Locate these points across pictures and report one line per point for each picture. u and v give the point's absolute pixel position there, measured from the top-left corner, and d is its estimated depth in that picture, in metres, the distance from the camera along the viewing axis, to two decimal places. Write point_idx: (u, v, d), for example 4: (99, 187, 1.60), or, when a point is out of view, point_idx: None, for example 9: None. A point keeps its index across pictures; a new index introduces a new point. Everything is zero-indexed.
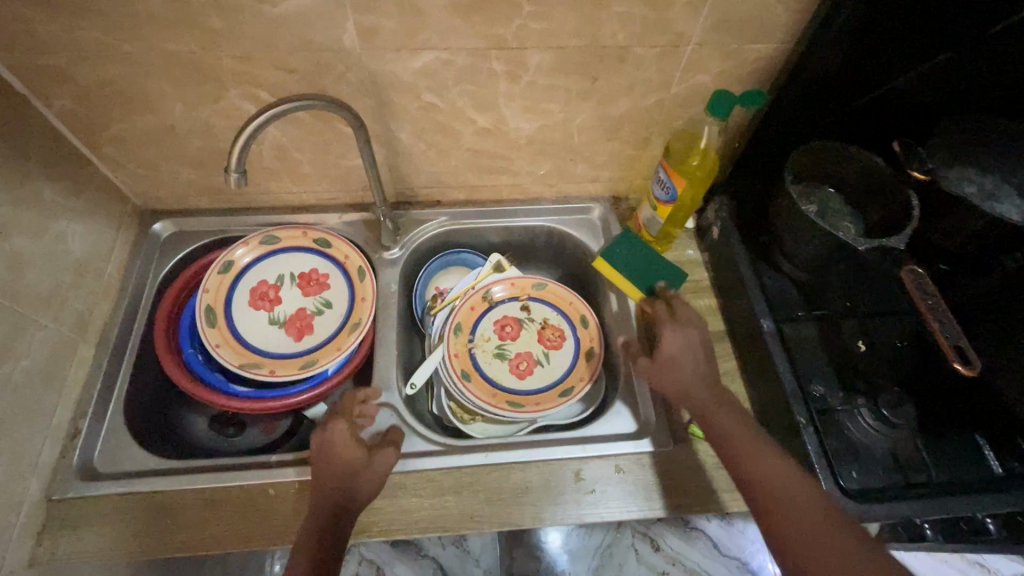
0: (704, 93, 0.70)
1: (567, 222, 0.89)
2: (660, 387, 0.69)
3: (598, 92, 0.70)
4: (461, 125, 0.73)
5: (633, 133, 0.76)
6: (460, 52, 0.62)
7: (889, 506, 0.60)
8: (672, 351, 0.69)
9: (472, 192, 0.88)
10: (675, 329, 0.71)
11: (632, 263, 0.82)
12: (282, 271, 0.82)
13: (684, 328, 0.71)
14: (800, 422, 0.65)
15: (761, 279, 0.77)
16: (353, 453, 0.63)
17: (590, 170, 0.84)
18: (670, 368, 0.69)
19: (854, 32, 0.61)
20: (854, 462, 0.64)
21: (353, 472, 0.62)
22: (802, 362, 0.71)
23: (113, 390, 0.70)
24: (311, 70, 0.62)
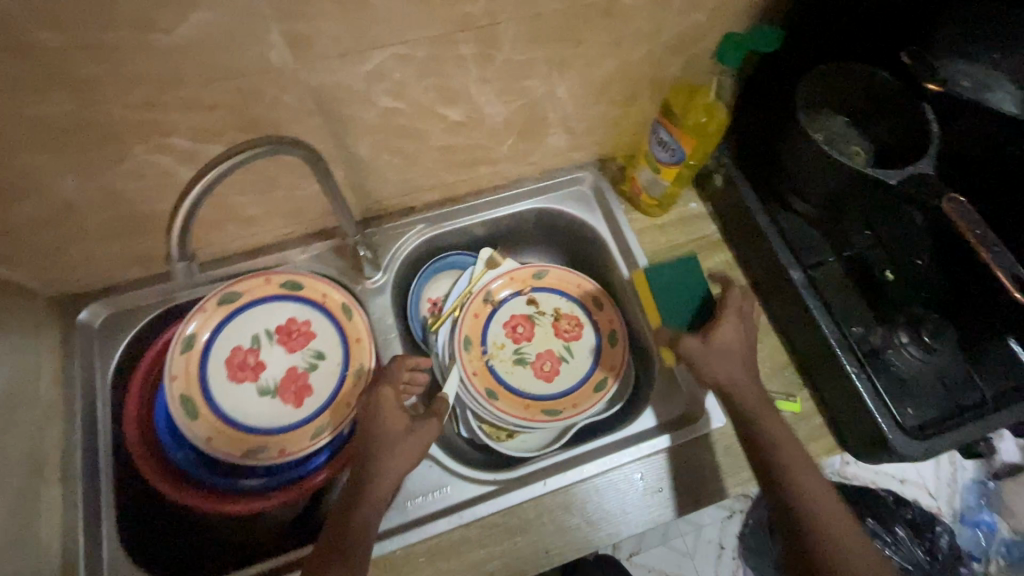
0: (696, 35, 0.62)
1: (558, 200, 0.81)
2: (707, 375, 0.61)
3: (582, 55, 0.59)
4: (430, 125, 0.61)
5: (620, 92, 0.67)
6: (421, 43, 0.50)
7: (947, 437, 0.61)
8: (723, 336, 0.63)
9: (447, 190, 0.77)
10: (731, 315, 0.64)
11: (672, 293, 0.71)
12: (254, 331, 0.70)
13: (740, 329, 0.64)
14: (850, 371, 0.63)
15: (779, 225, 0.72)
16: (389, 430, 0.58)
17: (574, 138, 0.75)
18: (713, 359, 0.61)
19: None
20: (907, 398, 0.63)
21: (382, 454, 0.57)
22: (836, 304, 0.68)
23: (102, 524, 0.60)
24: (237, 101, 0.49)
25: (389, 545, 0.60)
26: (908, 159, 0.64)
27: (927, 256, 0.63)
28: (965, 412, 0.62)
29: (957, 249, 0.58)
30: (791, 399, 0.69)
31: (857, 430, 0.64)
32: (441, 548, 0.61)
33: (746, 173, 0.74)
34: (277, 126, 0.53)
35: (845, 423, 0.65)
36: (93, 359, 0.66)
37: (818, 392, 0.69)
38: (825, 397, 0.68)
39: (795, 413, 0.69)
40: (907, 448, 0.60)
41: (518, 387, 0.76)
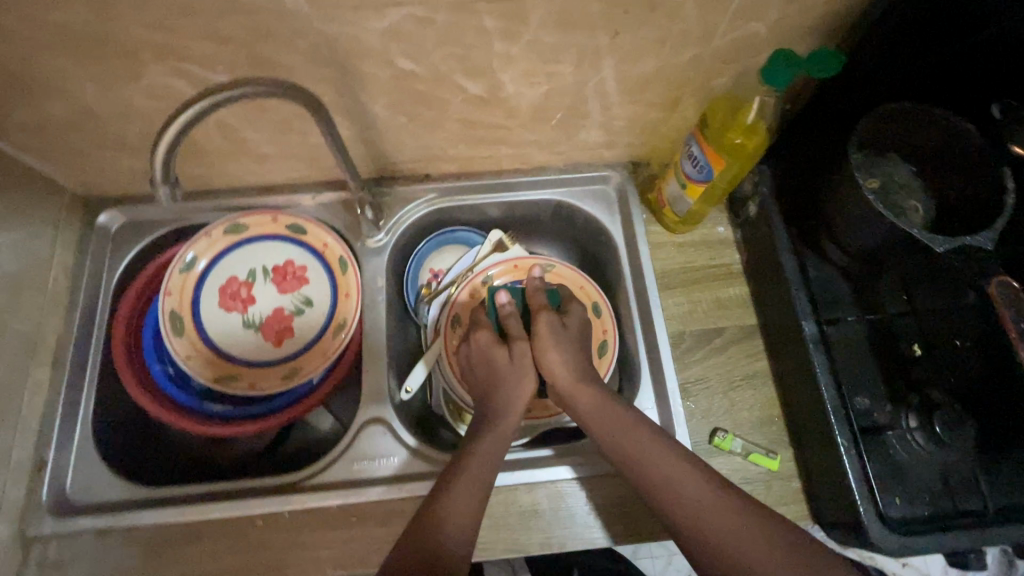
0: (748, 46, 0.56)
1: (578, 195, 0.77)
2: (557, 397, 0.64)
3: (616, 49, 0.55)
4: (449, 95, 0.59)
5: (658, 94, 0.63)
6: (441, 6, 0.48)
7: (934, 540, 0.54)
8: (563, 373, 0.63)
9: (465, 164, 0.75)
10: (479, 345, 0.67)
11: None
12: (253, 266, 0.72)
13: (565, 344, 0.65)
14: (839, 446, 0.57)
15: (805, 270, 0.66)
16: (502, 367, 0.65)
17: (604, 136, 0.71)
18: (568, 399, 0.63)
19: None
20: (896, 487, 0.57)
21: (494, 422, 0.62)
22: (844, 368, 0.62)
23: (79, 414, 0.64)
24: (250, 37, 0.49)
25: (327, 499, 0.61)
26: (973, 224, 0.56)
27: (964, 333, 0.56)
28: (962, 517, 0.56)
29: (997, 337, 0.51)
30: (771, 456, 0.64)
31: (832, 508, 0.59)
32: (375, 514, 0.61)
33: (782, 207, 0.68)
34: (289, 68, 0.53)
35: (822, 494, 0.60)
36: (102, 262, 0.70)
37: (802, 457, 0.63)
38: (808, 464, 0.62)
39: (772, 471, 0.63)
40: (884, 542, 0.54)
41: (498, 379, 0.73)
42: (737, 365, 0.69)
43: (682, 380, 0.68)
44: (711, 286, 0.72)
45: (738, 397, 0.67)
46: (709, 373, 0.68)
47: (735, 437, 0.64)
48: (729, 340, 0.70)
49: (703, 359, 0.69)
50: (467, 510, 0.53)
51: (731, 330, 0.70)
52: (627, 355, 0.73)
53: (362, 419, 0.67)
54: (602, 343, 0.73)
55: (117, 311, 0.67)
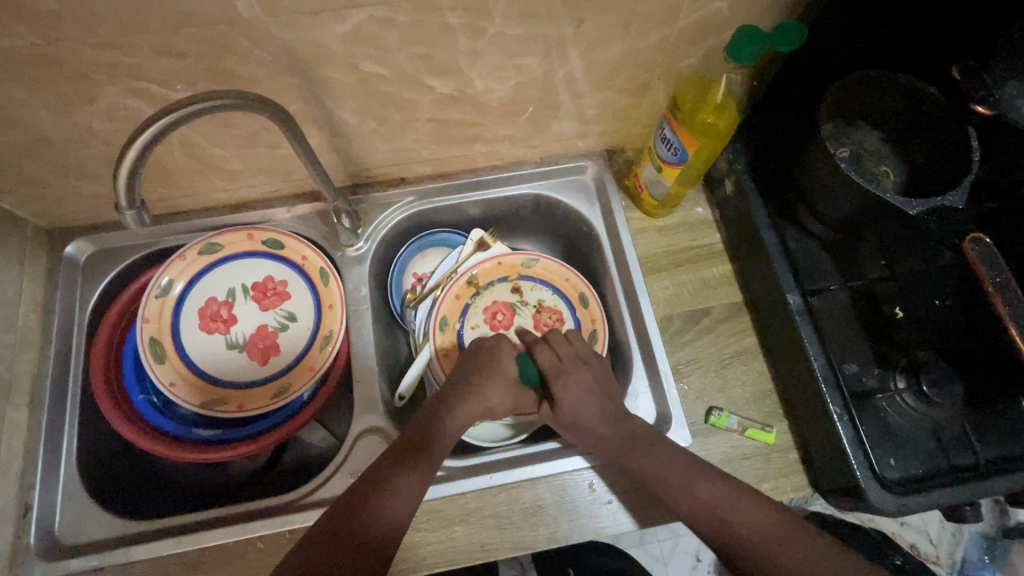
0: (713, 26, 0.56)
1: (555, 187, 0.77)
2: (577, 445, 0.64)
3: (582, 37, 0.55)
4: (417, 95, 0.58)
5: (627, 79, 0.63)
6: (401, 5, 0.47)
7: (932, 498, 0.55)
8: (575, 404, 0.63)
9: (440, 165, 0.74)
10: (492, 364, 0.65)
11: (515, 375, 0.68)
12: (232, 285, 0.71)
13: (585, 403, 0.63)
14: (833, 413, 0.58)
15: (785, 243, 0.66)
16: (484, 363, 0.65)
17: (576, 126, 0.71)
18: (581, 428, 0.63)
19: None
20: (891, 448, 0.58)
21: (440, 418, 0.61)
22: (832, 337, 0.62)
23: (61, 451, 0.62)
24: (205, 50, 0.47)
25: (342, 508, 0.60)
26: (943, 186, 0.58)
27: None
28: (957, 474, 0.56)
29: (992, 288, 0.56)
30: (767, 430, 0.64)
31: (829, 474, 0.59)
32: None
33: (757, 182, 0.68)
34: (252, 80, 0.52)
35: (820, 461, 0.61)
36: (74, 293, 0.68)
37: (797, 428, 0.64)
38: (803, 434, 0.63)
39: (767, 445, 0.64)
40: (882, 503, 0.55)
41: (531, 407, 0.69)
42: (727, 343, 0.69)
43: (675, 361, 0.68)
44: (695, 266, 0.73)
45: (730, 374, 0.68)
46: (700, 353, 0.69)
47: (730, 415, 0.65)
48: (717, 319, 0.70)
49: (693, 339, 0.69)
50: (411, 483, 0.56)
51: (719, 309, 0.71)
52: (618, 342, 0.74)
53: (356, 429, 0.65)
54: (591, 333, 0.74)
55: (94, 342, 0.66)
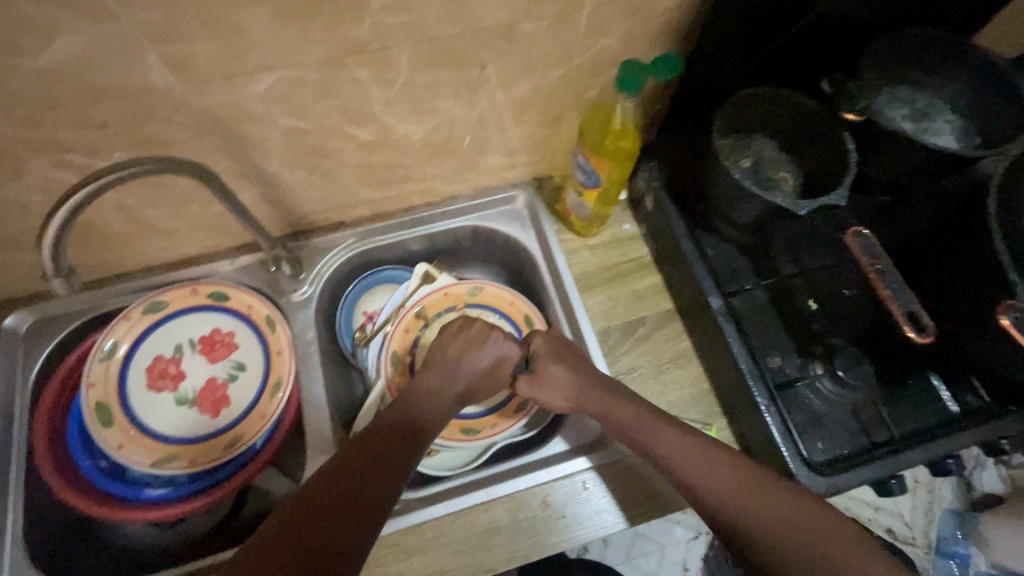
0: (607, 61, 0.62)
1: (491, 218, 0.81)
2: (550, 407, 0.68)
3: (488, 80, 0.60)
4: (341, 144, 0.62)
5: (539, 113, 0.68)
6: (310, 65, 0.51)
7: (857, 475, 0.59)
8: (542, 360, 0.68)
9: (377, 205, 0.78)
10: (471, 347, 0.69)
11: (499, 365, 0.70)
12: (178, 341, 0.72)
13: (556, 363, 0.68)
14: (760, 404, 0.62)
15: (703, 250, 0.71)
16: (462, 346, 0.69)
17: (502, 159, 0.75)
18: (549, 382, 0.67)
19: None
20: (817, 433, 0.62)
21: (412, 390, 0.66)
22: (754, 333, 0.67)
23: (6, 527, 0.61)
24: (127, 120, 0.50)
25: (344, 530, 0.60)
26: (830, 185, 0.64)
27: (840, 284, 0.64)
28: (877, 450, 0.61)
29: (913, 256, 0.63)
30: (707, 429, 0.68)
31: (768, 464, 0.63)
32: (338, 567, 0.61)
33: (673, 195, 0.73)
34: (176, 143, 0.54)
35: (757, 452, 0.64)
36: (14, 365, 0.67)
37: (734, 423, 0.68)
38: (740, 428, 0.67)
39: None
40: (813, 485, 0.58)
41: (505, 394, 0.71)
42: (663, 349, 0.73)
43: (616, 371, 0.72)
44: (628, 279, 0.77)
45: (668, 378, 0.71)
46: (638, 362, 0.72)
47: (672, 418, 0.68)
48: (652, 327, 0.74)
49: (631, 348, 0.73)
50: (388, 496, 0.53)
51: (652, 317, 0.75)
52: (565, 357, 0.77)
53: (311, 471, 0.67)
54: None
55: (38, 413, 0.66)
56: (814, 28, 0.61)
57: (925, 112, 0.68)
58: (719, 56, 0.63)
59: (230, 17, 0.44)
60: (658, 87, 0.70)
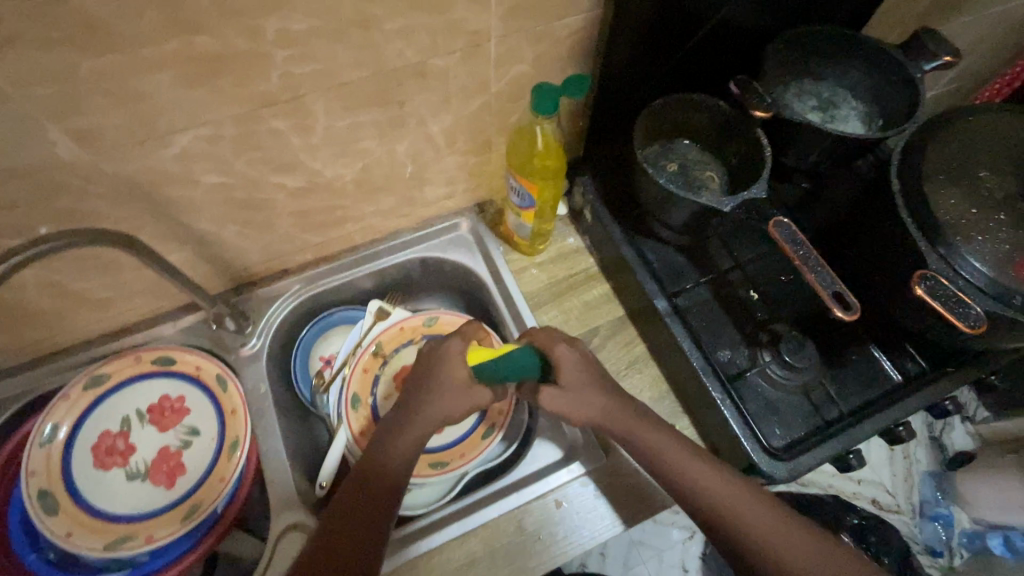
0: (525, 84, 0.64)
1: (437, 247, 0.81)
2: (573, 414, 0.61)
3: (410, 116, 0.61)
4: (271, 193, 0.62)
5: (468, 141, 0.69)
6: (224, 122, 0.51)
7: (814, 456, 0.60)
8: (571, 372, 0.61)
9: (320, 248, 0.77)
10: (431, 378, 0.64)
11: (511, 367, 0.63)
12: (124, 414, 0.69)
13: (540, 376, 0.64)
14: (716, 399, 0.63)
15: (644, 255, 0.73)
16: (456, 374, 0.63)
17: (441, 189, 0.76)
18: (581, 400, 0.61)
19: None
20: (773, 419, 0.63)
21: (405, 426, 0.60)
22: (702, 329, 0.68)
23: None
24: (38, 197, 0.49)
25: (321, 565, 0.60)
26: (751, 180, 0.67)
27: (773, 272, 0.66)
28: (830, 429, 0.62)
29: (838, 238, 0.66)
30: None
31: (735, 458, 0.64)
32: None
33: (609, 205, 0.75)
34: (95, 214, 0.53)
35: (721, 445, 0.65)
36: None
37: (696, 419, 0.69)
38: (702, 423, 0.68)
39: None
40: (775, 472, 0.60)
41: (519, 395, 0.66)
42: (619, 355, 0.74)
43: None
44: (579, 290, 0.78)
45: (628, 383, 0.72)
46: None
47: None
48: (607, 335, 0.75)
49: None
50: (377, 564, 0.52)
51: (606, 325, 0.76)
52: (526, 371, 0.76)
53: (278, 529, 0.65)
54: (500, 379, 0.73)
55: None
56: (714, 34, 0.65)
57: (832, 101, 0.72)
58: (632, 70, 0.66)
59: (131, 85, 0.44)
60: (576, 104, 0.73)
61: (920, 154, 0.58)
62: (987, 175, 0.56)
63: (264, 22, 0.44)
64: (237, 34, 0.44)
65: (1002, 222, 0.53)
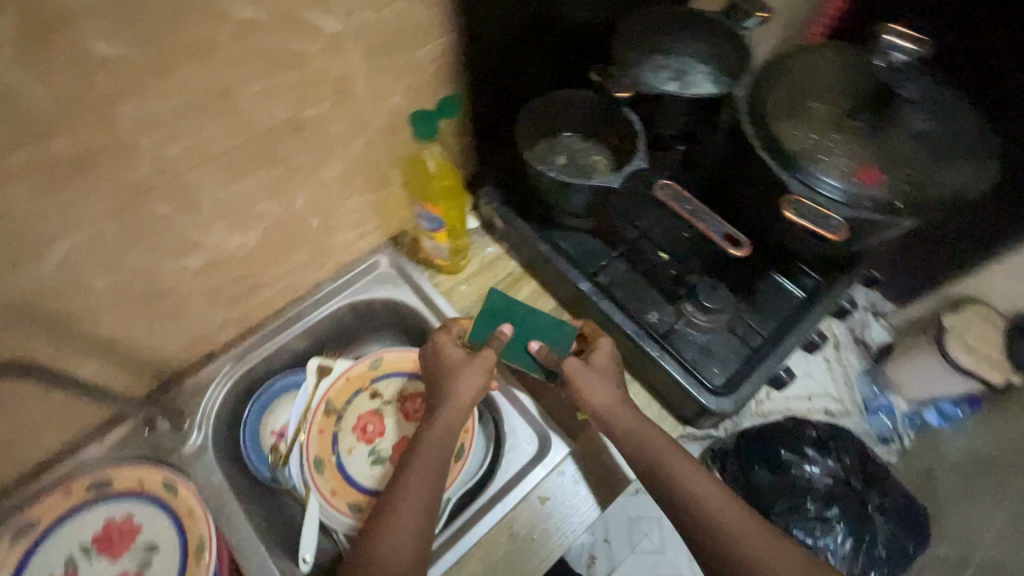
0: (406, 116, 0.66)
1: (362, 290, 0.81)
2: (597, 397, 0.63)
3: (299, 170, 0.61)
4: (173, 280, 0.60)
5: (365, 179, 0.70)
6: (102, 219, 0.49)
7: (752, 381, 0.67)
8: (600, 357, 0.66)
9: (243, 321, 0.75)
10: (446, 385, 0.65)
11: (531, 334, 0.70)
12: (65, 553, 0.63)
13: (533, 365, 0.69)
14: (655, 357, 0.68)
15: (559, 245, 0.77)
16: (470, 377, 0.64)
17: (351, 233, 0.77)
18: (594, 380, 0.64)
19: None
20: (709, 360, 0.69)
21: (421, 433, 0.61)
22: (627, 298, 0.73)
23: None
24: None
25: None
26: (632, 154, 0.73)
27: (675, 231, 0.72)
28: (758, 354, 0.69)
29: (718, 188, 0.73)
30: None
31: (686, 404, 0.69)
32: None
33: (516, 207, 0.79)
34: None
35: (673, 398, 0.70)
36: None
37: (646, 381, 0.73)
38: (652, 384, 0.72)
39: None
40: (723, 406, 0.65)
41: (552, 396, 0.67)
42: None
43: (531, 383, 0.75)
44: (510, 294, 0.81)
45: None
46: None
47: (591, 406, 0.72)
48: None
49: None
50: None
51: None
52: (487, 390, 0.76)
53: None
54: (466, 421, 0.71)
55: None
56: (558, 24, 0.70)
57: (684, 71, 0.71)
58: (493, 66, 0.69)
59: None
60: (457, 123, 0.76)
61: (756, 101, 0.66)
62: (814, 104, 0.65)
63: (118, 110, 0.44)
64: (94, 129, 0.43)
65: (835, 139, 0.62)
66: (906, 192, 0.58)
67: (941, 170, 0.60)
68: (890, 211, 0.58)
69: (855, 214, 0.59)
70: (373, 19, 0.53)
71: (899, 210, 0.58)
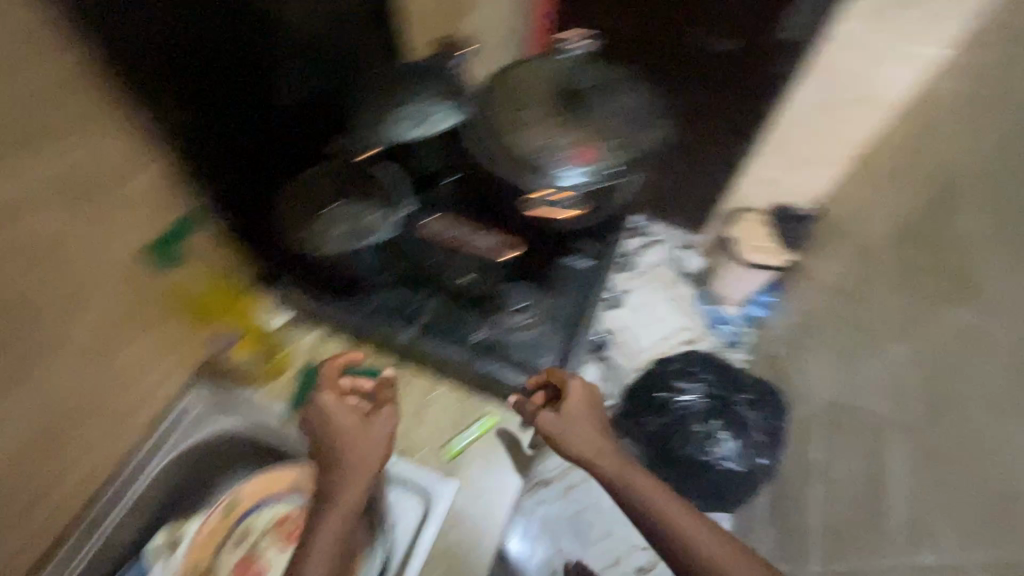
0: (144, 253, 0.82)
1: (186, 440, 0.96)
2: (580, 436, 0.80)
3: (50, 334, 0.71)
4: None
5: (121, 305, 0.81)
6: None
7: (550, 355, 0.92)
8: (575, 406, 0.82)
9: (46, 485, 0.80)
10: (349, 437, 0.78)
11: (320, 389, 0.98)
12: None
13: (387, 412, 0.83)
14: (483, 366, 0.92)
15: (373, 303, 0.95)
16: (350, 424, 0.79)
17: (156, 377, 0.93)
18: (576, 422, 0.81)
19: (159, 82, 0.72)
20: (531, 352, 0.93)
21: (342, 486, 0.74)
22: (445, 332, 0.94)
23: None
24: None
25: None
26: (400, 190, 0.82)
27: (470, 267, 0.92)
28: (566, 331, 0.96)
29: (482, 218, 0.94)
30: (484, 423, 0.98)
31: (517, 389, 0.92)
32: None
33: (326, 291, 0.98)
34: None
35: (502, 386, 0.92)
36: None
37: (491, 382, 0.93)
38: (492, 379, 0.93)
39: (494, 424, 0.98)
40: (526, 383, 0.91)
41: (555, 434, 0.81)
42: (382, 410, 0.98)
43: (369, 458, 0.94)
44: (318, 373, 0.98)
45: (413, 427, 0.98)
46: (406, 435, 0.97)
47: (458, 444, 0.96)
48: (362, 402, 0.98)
49: None
50: None
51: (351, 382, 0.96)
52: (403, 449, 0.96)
53: None
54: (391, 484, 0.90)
55: None
56: (273, 119, 0.91)
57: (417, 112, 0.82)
58: (200, 163, 0.84)
59: None
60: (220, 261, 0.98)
61: (489, 133, 0.78)
62: (525, 112, 0.79)
63: None
64: None
65: (557, 136, 0.77)
66: (622, 151, 0.76)
67: (635, 126, 0.79)
68: (620, 167, 0.75)
69: (597, 182, 0.74)
70: (63, 170, 0.65)
71: (624, 162, 0.75)
